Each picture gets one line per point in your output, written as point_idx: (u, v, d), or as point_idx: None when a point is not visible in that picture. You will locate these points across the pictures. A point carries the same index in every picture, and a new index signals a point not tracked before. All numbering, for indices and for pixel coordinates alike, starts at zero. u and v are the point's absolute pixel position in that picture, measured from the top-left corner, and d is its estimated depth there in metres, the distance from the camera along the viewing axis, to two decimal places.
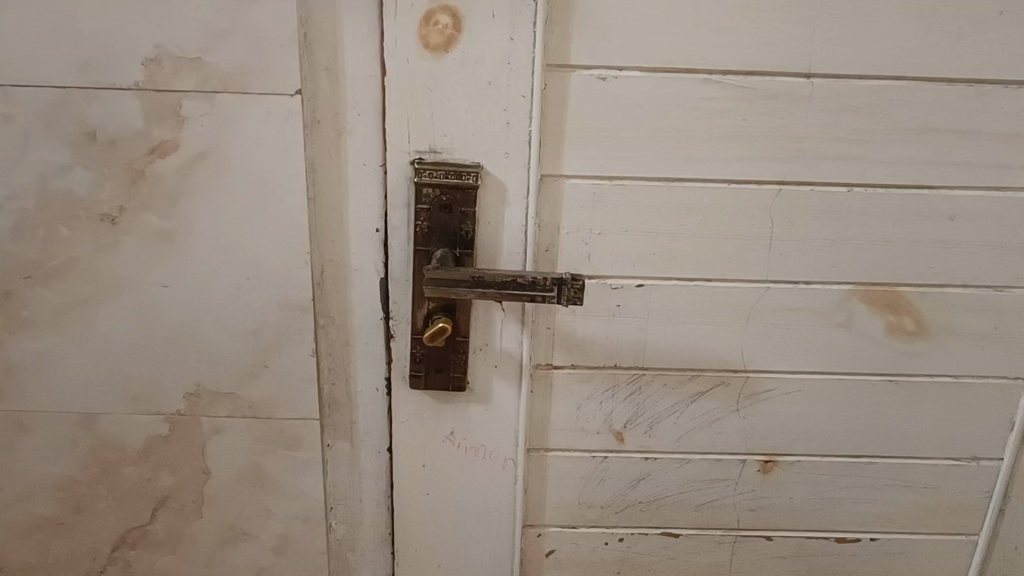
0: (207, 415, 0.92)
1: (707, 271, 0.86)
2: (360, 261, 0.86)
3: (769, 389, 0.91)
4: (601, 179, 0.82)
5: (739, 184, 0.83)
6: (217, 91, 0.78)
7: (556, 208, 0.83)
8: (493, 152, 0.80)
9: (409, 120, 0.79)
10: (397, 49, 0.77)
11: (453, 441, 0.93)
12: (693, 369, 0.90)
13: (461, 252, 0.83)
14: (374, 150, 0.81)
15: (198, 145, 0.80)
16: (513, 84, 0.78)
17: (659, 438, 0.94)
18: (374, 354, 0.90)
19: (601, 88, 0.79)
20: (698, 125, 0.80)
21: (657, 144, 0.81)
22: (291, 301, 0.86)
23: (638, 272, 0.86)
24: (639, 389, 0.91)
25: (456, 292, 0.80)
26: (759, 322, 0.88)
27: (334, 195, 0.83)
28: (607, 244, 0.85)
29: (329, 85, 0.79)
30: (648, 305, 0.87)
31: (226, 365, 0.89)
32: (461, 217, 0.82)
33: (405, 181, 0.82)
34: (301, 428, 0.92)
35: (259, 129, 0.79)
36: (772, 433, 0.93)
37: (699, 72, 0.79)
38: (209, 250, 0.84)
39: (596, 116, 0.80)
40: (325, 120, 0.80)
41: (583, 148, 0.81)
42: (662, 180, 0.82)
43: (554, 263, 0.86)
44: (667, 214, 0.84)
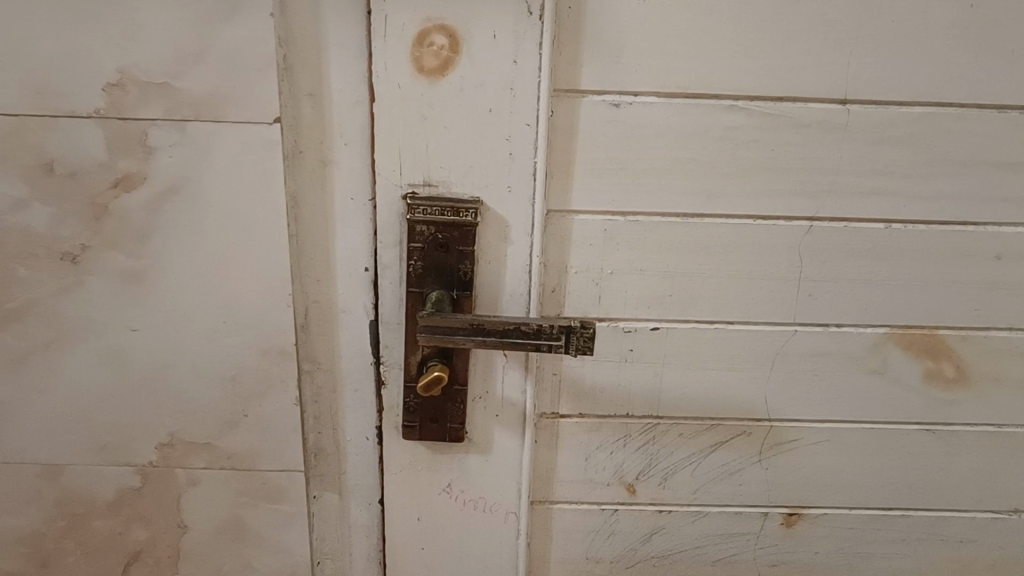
0: (182, 466, 0.84)
1: (729, 314, 0.78)
2: (348, 302, 0.78)
3: (795, 439, 0.84)
4: (613, 214, 0.74)
5: (766, 220, 0.75)
6: (187, 119, 0.70)
7: (563, 245, 0.76)
8: (495, 185, 0.73)
9: (402, 151, 0.71)
10: (388, 73, 0.69)
11: (451, 494, 0.86)
12: (712, 418, 0.83)
13: (460, 294, 0.76)
14: (362, 182, 0.74)
15: (168, 177, 0.72)
16: (516, 112, 0.70)
17: (674, 490, 0.86)
18: (364, 400, 0.83)
19: (613, 115, 0.71)
20: (720, 156, 0.72)
21: (675, 177, 0.73)
22: (273, 347, 0.78)
23: (653, 315, 0.78)
24: (652, 439, 0.84)
25: (454, 340, 0.72)
26: (784, 369, 0.81)
27: (319, 231, 0.76)
28: (619, 285, 0.77)
29: (312, 112, 0.71)
30: (663, 350, 0.80)
31: (202, 413, 0.82)
32: (460, 257, 0.74)
33: (398, 218, 0.74)
34: (284, 481, 0.85)
35: (235, 160, 0.71)
36: (797, 486, 0.86)
37: (722, 99, 0.71)
38: (181, 292, 0.76)
39: (608, 147, 0.72)
40: (308, 150, 0.73)
41: (593, 181, 0.73)
42: (681, 217, 0.75)
43: (560, 304, 0.78)
44: (685, 253, 0.76)
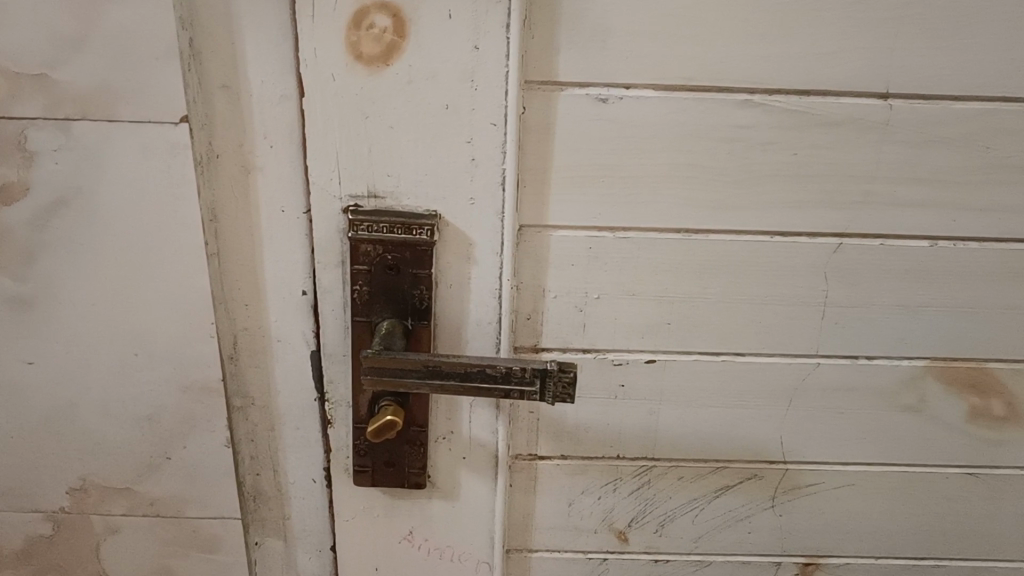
0: (98, 512, 0.72)
1: (739, 344, 0.66)
2: (284, 330, 0.66)
3: (813, 483, 0.72)
4: (599, 230, 0.61)
5: (786, 236, 0.62)
6: (73, 118, 0.56)
7: (539, 266, 0.63)
8: (454, 196, 0.59)
9: (339, 156, 0.58)
10: (318, 61, 0.55)
11: (413, 542, 0.74)
12: (718, 461, 0.71)
13: (415, 324, 0.63)
14: (294, 192, 0.61)
15: (54, 187, 0.59)
16: (478, 110, 0.57)
17: (672, 538, 0.74)
18: (308, 440, 0.70)
19: (599, 112, 0.57)
20: (731, 162, 0.59)
21: (675, 187, 0.60)
22: (196, 383, 0.66)
23: (648, 346, 0.66)
24: (647, 483, 0.72)
25: (405, 383, 0.60)
26: (803, 406, 0.68)
27: (244, 249, 0.63)
28: (607, 312, 0.64)
29: (228, 108, 0.58)
30: (660, 385, 0.67)
31: (118, 456, 0.69)
32: (414, 281, 0.61)
33: (338, 234, 0.61)
34: (218, 530, 0.73)
35: (136, 168, 0.58)
36: (815, 533, 0.74)
37: (734, 92, 0.57)
38: (82, 320, 0.64)
39: (592, 150, 0.59)
40: (226, 153, 0.59)
41: (575, 191, 0.60)
42: (682, 232, 0.61)
43: (538, 334, 0.65)
44: (687, 276, 0.63)
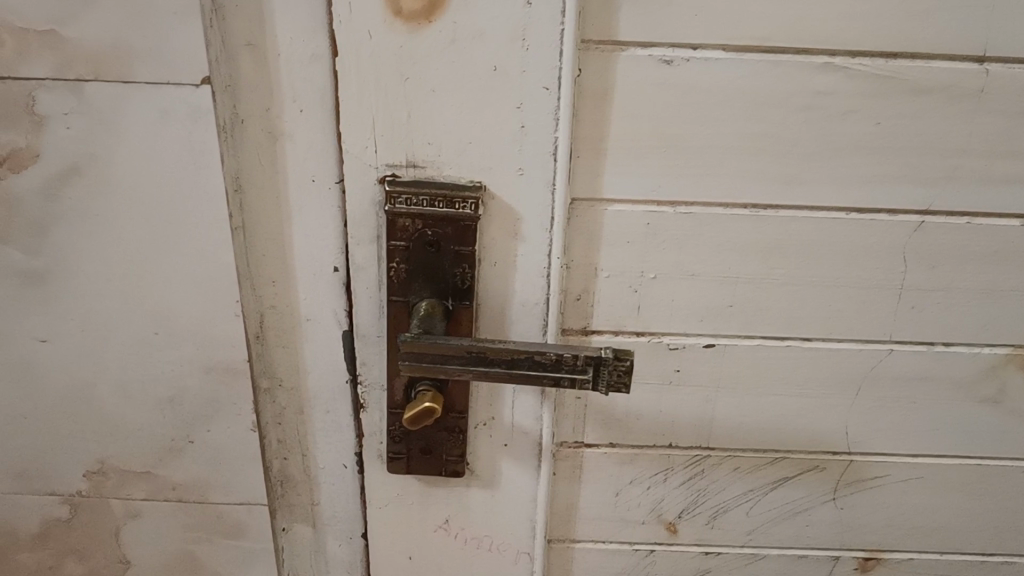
0: (117, 497, 0.68)
1: (805, 329, 0.60)
2: (314, 309, 0.61)
3: (880, 476, 0.67)
4: (658, 204, 0.56)
5: (863, 213, 0.56)
6: (84, 79, 0.51)
7: (591, 243, 0.58)
8: (502, 166, 0.54)
9: (376, 121, 0.53)
10: (354, 17, 0.50)
11: (449, 531, 0.70)
12: (777, 451, 0.66)
13: (456, 305, 0.58)
14: (326, 161, 0.56)
15: (66, 155, 0.54)
16: (529, 72, 0.51)
17: (724, 530, 0.70)
18: (339, 424, 0.66)
19: (663, 76, 0.52)
20: (806, 131, 0.53)
21: (743, 159, 0.54)
22: (219, 363, 0.62)
23: (707, 330, 0.61)
24: (700, 474, 0.67)
25: (445, 370, 0.55)
26: (872, 395, 0.63)
27: (272, 222, 0.58)
28: (664, 293, 0.59)
29: (254, 69, 0.53)
30: (718, 371, 0.62)
31: (137, 438, 0.65)
32: (456, 258, 0.56)
33: (374, 208, 0.56)
34: (243, 516, 0.69)
35: (154, 134, 0.53)
36: (878, 528, 0.69)
37: (812, 54, 0.51)
38: (98, 297, 0.59)
39: (654, 117, 0.53)
40: (252, 118, 0.54)
41: (634, 162, 0.55)
42: (749, 208, 0.56)
43: (588, 316, 0.60)
44: (752, 255, 0.58)
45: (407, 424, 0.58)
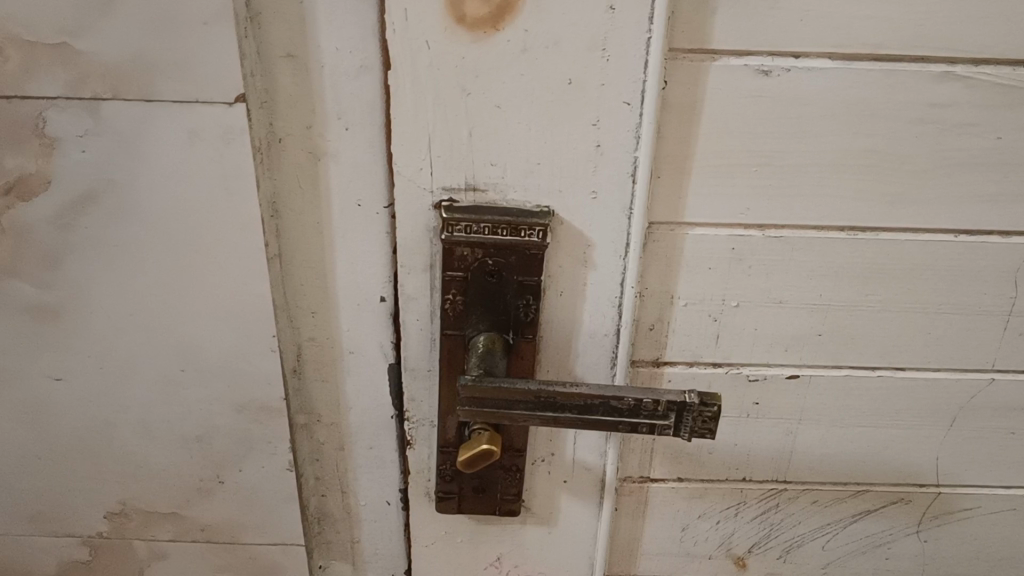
0: (140, 538, 0.63)
1: (901, 358, 0.55)
2: (357, 341, 0.55)
3: (970, 508, 0.62)
4: (746, 227, 0.50)
5: (974, 235, 0.50)
6: (102, 96, 0.45)
7: (669, 270, 0.52)
8: (573, 189, 0.48)
9: (432, 141, 0.47)
10: (411, 25, 0.44)
11: (501, 568, 0.64)
12: (861, 484, 0.60)
13: (518, 338, 0.52)
14: (374, 183, 0.50)
15: (81, 181, 0.48)
16: (609, 85, 0.45)
17: (797, 564, 0.65)
18: (382, 460, 0.60)
19: (760, 88, 0.46)
20: (917, 147, 0.47)
21: (844, 178, 0.48)
22: (253, 401, 0.56)
23: (792, 360, 0.55)
24: (775, 508, 0.62)
25: (510, 416, 0.49)
26: (967, 427, 0.58)
27: (312, 249, 0.52)
28: (747, 322, 0.53)
29: (294, 82, 0.47)
30: (801, 402, 0.57)
31: (162, 479, 0.60)
32: (520, 290, 0.51)
33: (427, 234, 0.50)
34: (278, 556, 0.64)
35: (181, 158, 0.47)
36: (963, 561, 0.64)
37: (930, 62, 0.45)
38: (119, 332, 0.53)
39: (746, 134, 0.47)
40: (291, 137, 0.48)
41: (721, 182, 0.49)
42: (846, 231, 0.50)
43: (661, 347, 0.54)
44: (847, 280, 0.52)
45: (461, 466, 0.52)
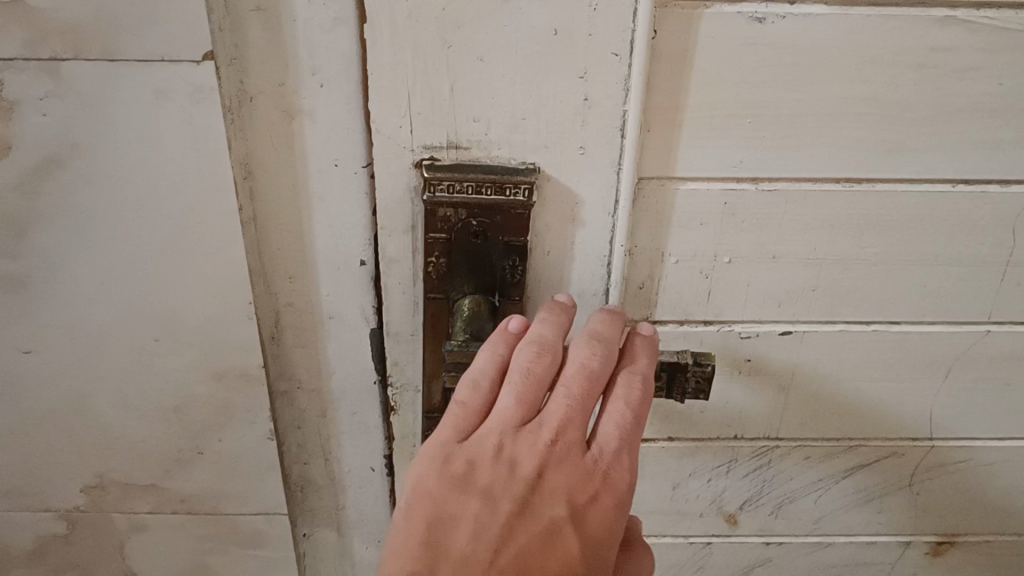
0: (120, 511, 0.61)
1: (896, 312, 0.54)
2: (337, 305, 0.53)
3: (963, 460, 0.61)
4: (739, 181, 0.48)
5: (972, 184, 0.49)
6: (61, 56, 0.43)
7: (659, 226, 0.50)
8: (561, 144, 0.46)
9: (412, 96, 0.45)
10: None
11: None
12: (854, 439, 0.60)
13: (504, 299, 0.51)
14: (352, 142, 0.47)
15: (43, 146, 0.45)
16: (597, 35, 0.43)
17: (788, 520, 0.64)
18: (365, 426, 0.59)
19: (755, 35, 0.44)
20: (917, 94, 0.46)
21: (841, 129, 0.47)
22: (232, 370, 0.54)
23: (785, 315, 0.54)
24: (766, 465, 0.61)
25: None
26: (962, 379, 0.57)
27: (288, 212, 0.50)
28: (739, 278, 0.52)
29: (264, 37, 0.44)
30: (794, 358, 0.55)
31: (140, 451, 0.58)
32: (506, 250, 0.49)
33: (408, 194, 0.48)
34: (262, 524, 0.62)
35: (148, 120, 0.45)
36: (955, 512, 0.64)
37: (931, 6, 0.43)
38: (89, 302, 0.51)
39: (740, 84, 0.45)
40: (263, 95, 0.46)
41: (714, 134, 0.47)
42: (841, 182, 0.49)
43: (651, 305, 0.53)
44: (842, 233, 0.50)
45: None
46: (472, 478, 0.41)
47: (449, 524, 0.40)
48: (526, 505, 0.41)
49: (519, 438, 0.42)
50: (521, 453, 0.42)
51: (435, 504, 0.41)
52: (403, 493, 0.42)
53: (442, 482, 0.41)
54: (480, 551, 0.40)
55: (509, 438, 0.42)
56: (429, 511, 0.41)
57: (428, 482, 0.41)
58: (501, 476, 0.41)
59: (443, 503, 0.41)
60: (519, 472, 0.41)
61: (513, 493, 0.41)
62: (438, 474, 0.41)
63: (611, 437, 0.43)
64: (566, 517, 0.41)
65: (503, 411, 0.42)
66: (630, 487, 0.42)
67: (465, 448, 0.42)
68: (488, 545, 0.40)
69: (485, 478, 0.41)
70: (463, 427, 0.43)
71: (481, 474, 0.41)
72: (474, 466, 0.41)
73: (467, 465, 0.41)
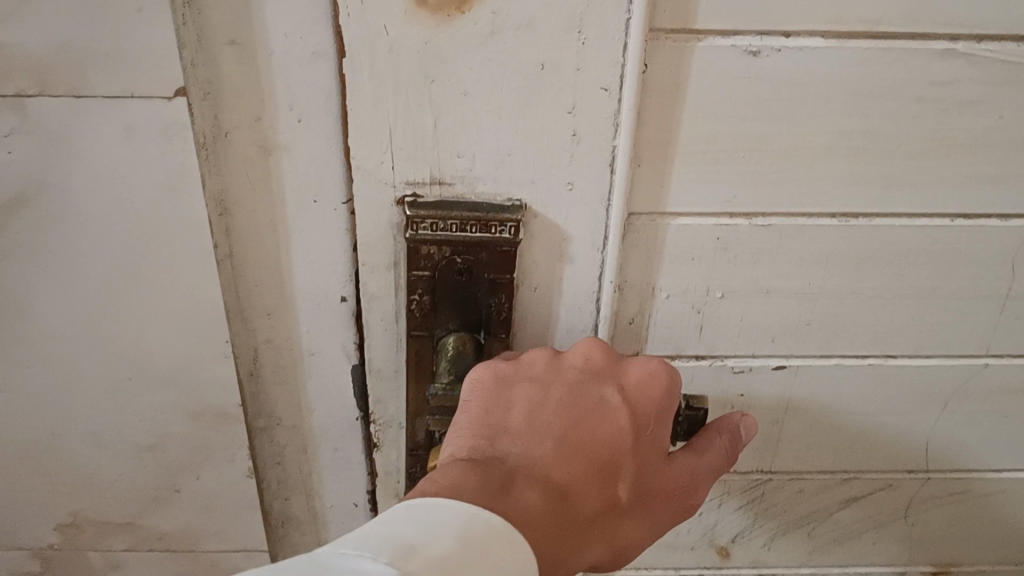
0: (94, 549, 0.60)
1: (891, 345, 0.52)
2: (317, 342, 0.52)
3: (959, 491, 0.60)
4: (732, 216, 0.47)
5: (971, 218, 0.48)
6: (26, 93, 0.41)
7: (649, 262, 0.48)
8: (548, 180, 0.45)
9: (394, 133, 0.43)
10: (367, 8, 0.39)
11: None
12: (848, 472, 0.58)
13: (489, 336, 0.49)
14: (332, 177, 0.46)
15: (9, 185, 0.43)
16: (585, 70, 0.41)
17: (781, 551, 0.63)
18: (347, 462, 0.57)
19: (748, 69, 0.42)
20: (914, 128, 0.44)
21: (837, 163, 0.45)
22: (209, 407, 0.52)
23: (779, 350, 0.52)
24: (759, 498, 0.59)
25: None
26: (959, 412, 0.56)
27: (265, 249, 0.48)
28: (732, 313, 0.50)
29: (240, 72, 0.42)
30: (788, 392, 0.54)
31: (115, 490, 0.56)
32: (491, 288, 0.47)
33: (390, 231, 0.46)
34: (242, 561, 0.61)
35: (118, 157, 0.43)
36: (950, 542, 0.63)
37: (930, 39, 0.42)
38: (60, 342, 0.49)
39: (734, 118, 0.44)
40: (238, 130, 0.44)
41: (706, 169, 0.45)
42: (837, 217, 0.47)
43: (641, 341, 0.51)
44: (838, 267, 0.49)
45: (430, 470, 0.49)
46: (517, 391, 0.43)
47: (501, 418, 0.42)
48: (570, 395, 0.43)
49: (558, 362, 0.44)
50: (560, 368, 0.44)
51: (486, 413, 0.42)
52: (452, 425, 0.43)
53: (491, 397, 0.42)
54: (536, 421, 0.42)
55: (550, 362, 0.44)
56: (478, 411, 0.42)
57: (477, 397, 0.43)
58: (545, 379, 0.44)
59: (493, 406, 0.42)
60: (561, 383, 0.43)
61: (558, 395, 0.43)
62: (486, 392, 0.43)
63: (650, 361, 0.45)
64: (607, 404, 0.43)
65: (540, 353, 0.45)
66: (666, 398, 0.43)
67: (509, 371, 0.44)
68: (540, 421, 0.42)
69: (531, 390, 0.43)
70: (503, 361, 0.44)
71: (519, 402, 0.42)
72: (519, 385, 0.43)
73: (512, 380, 0.43)
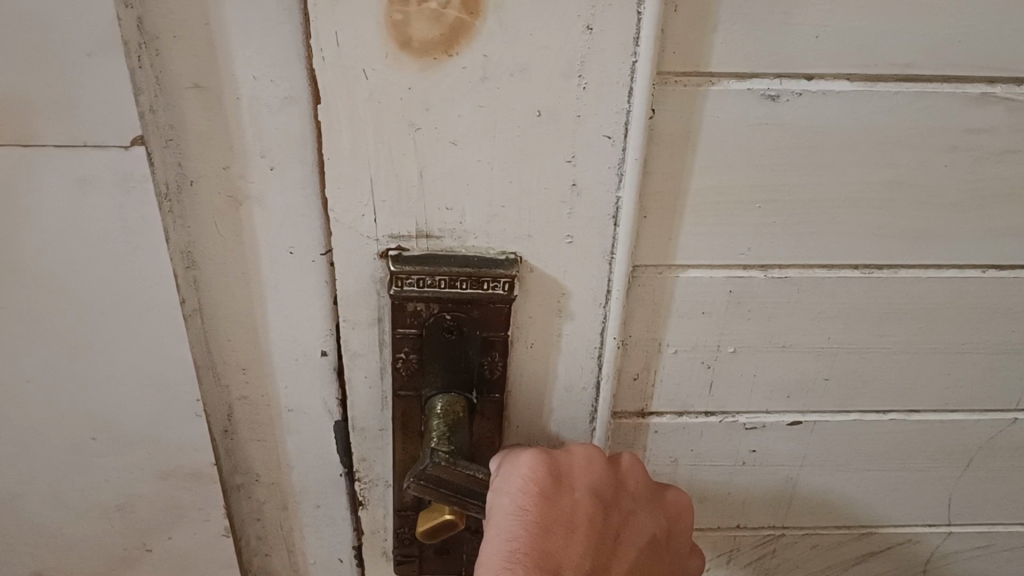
0: None
1: (916, 401, 0.49)
2: (296, 398, 0.48)
3: (982, 545, 0.56)
4: (746, 267, 0.43)
5: (1004, 270, 0.44)
6: None
7: (656, 316, 0.44)
8: (546, 233, 0.41)
9: (376, 184, 0.39)
10: (344, 53, 0.35)
11: None
12: (866, 527, 0.54)
13: (482, 397, 0.45)
14: (309, 227, 0.42)
15: None
16: (587, 118, 0.37)
17: None
18: (331, 518, 0.54)
19: (766, 115, 0.38)
20: (946, 177, 0.41)
21: (863, 213, 0.41)
22: (181, 465, 0.49)
23: (794, 406, 0.48)
24: (770, 554, 0.56)
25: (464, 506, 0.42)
26: (986, 467, 0.52)
27: (238, 303, 0.44)
28: (744, 368, 0.47)
29: (204, 118, 0.38)
30: (803, 448, 0.50)
31: (82, 550, 0.52)
32: (484, 346, 0.44)
33: (373, 286, 0.42)
34: None
35: (72, 212, 0.39)
36: None
37: (966, 83, 0.38)
38: (13, 404, 0.45)
39: (750, 167, 0.40)
40: (205, 179, 0.40)
41: (719, 221, 0.41)
42: (860, 268, 0.43)
43: (646, 397, 0.47)
44: (860, 321, 0.45)
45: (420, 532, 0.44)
46: (575, 509, 0.40)
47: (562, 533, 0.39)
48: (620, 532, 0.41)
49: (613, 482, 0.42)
50: (613, 490, 0.42)
51: (550, 533, 0.38)
52: (493, 526, 0.39)
53: (551, 515, 0.39)
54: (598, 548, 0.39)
55: (603, 479, 0.42)
56: (540, 528, 0.38)
57: (536, 508, 0.39)
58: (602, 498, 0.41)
59: (555, 525, 0.39)
60: (612, 513, 0.41)
61: (611, 527, 0.41)
62: (546, 507, 0.39)
63: (677, 503, 0.45)
64: (648, 553, 0.42)
65: (595, 461, 0.42)
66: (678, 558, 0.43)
67: (562, 483, 0.41)
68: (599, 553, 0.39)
69: (590, 511, 0.40)
70: (556, 467, 0.41)
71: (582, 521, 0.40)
72: (578, 504, 0.40)
73: (572, 492, 0.41)
